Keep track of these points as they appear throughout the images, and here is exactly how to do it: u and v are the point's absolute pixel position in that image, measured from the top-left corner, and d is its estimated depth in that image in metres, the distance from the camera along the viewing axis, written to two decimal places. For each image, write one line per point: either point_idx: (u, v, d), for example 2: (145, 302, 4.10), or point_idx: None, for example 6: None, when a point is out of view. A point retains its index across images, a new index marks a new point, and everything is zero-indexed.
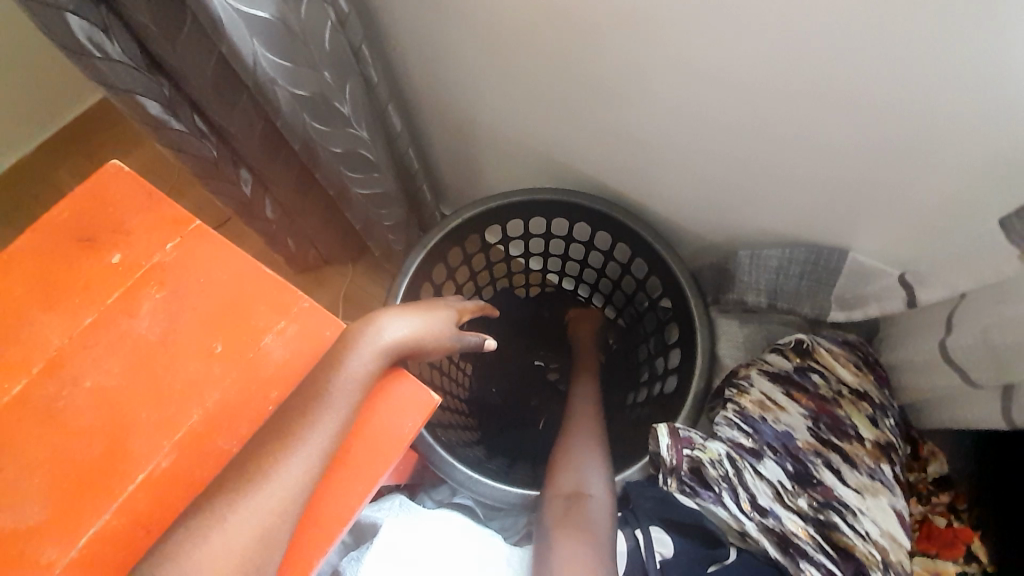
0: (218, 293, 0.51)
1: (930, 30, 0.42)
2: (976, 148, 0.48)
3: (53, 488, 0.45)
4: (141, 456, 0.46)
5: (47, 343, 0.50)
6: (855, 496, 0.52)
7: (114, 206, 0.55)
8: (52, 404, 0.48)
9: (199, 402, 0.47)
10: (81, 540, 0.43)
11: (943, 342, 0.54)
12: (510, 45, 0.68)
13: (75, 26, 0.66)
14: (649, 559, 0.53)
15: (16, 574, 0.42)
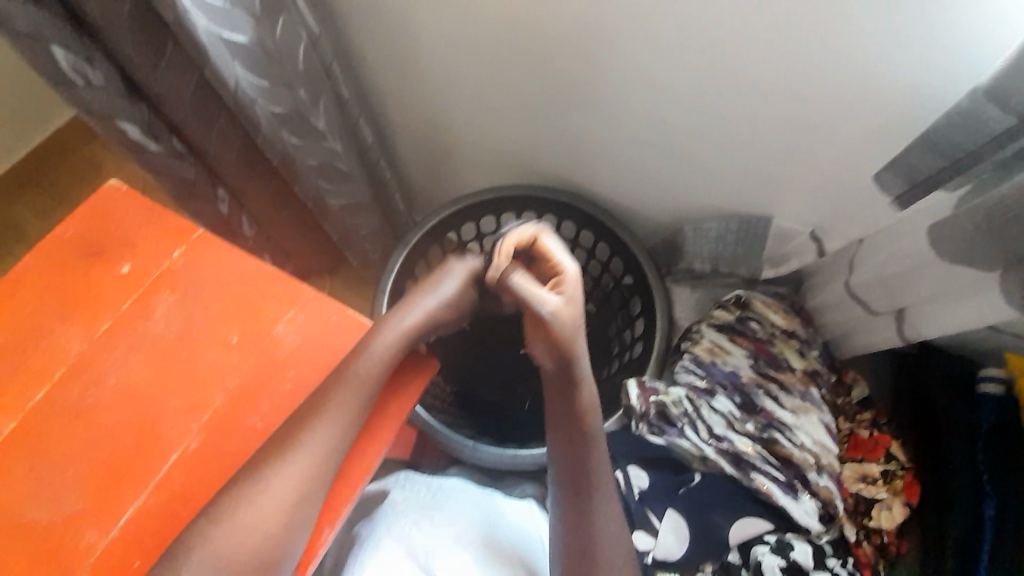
0: (227, 290, 0.57)
1: (809, 28, 0.53)
2: (857, 121, 0.59)
3: (88, 477, 0.49)
4: (171, 439, 0.51)
5: (68, 350, 0.54)
6: (791, 415, 0.63)
7: (115, 223, 0.59)
8: (80, 402, 0.52)
9: (222, 386, 0.53)
10: (123, 518, 0.48)
11: (847, 282, 0.66)
12: (471, 58, 0.76)
13: (59, 57, 0.69)
14: (628, 492, 0.62)
15: (61, 558, 0.46)
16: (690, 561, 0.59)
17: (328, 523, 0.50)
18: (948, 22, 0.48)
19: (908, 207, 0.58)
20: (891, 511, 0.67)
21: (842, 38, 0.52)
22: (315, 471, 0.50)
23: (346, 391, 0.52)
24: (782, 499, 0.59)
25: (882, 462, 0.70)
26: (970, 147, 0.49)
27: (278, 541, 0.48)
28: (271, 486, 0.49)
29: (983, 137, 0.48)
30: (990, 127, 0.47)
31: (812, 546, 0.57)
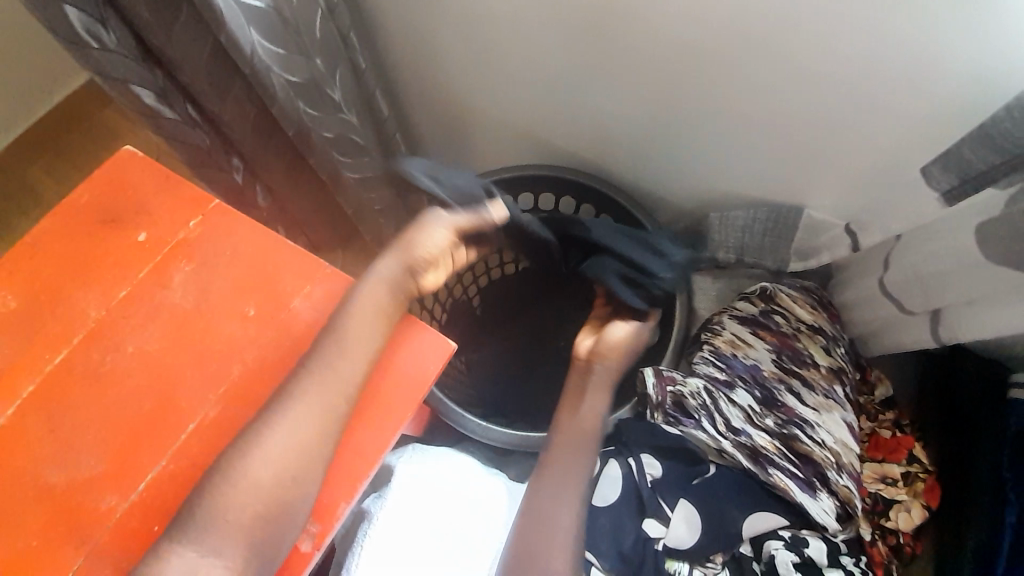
0: (244, 262, 0.56)
1: (860, 9, 0.50)
2: (905, 111, 0.56)
3: (107, 443, 0.49)
4: (188, 409, 0.51)
5: (85, 316, 0.53)
6: (813, 412, 0.62)
7: (132, 190, 0.58)
8: (98, 368, 0.52)
9: (239, 359, 0.53)
10: (141, 485, 0.48)
11: (882, 278, 0.64)
12: (495, 29, 0.73)
13: (74, 18, 0.68)
14: (641, 480, 0.61)
15: (78, 523, 0.46)
16: (701, 552, 0.58)
17: (344, 497, 0.50)
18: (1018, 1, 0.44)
19: (955, 204, 0.55)
20: (909, 513, 0.67)
21: (896, 17, 0.49)
22: (320, 438, 0.50)
23: (345, 366, 0.53)
24: (800, 495, 0.58)
25: (903, 464, 0.69)
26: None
27: (279, 508, 0.49)
28: (275, 449, 0.50)
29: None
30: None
31: (827, 544, 0.57)
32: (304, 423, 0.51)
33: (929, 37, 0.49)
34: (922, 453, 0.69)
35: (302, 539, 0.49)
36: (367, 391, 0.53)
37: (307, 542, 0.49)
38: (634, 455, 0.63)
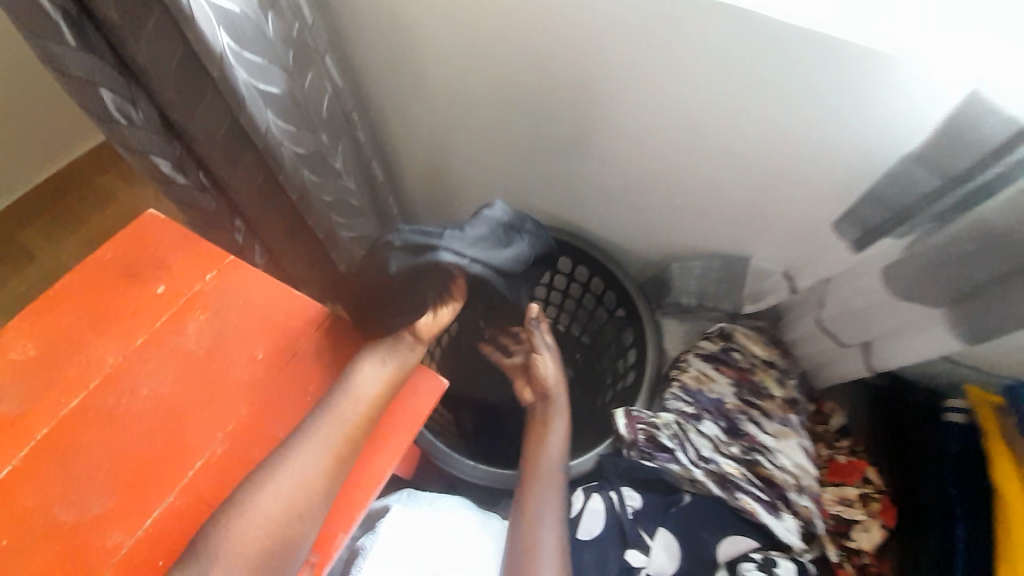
0: (255, 310, 0.62)
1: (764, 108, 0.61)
2: (803, 185, 0.67)
3: (117, 481, 0.52)
4: (196, 447, 0.54)
5: (102, 361, 0.58)
6: (772, 439, 0.68)
7: (154, 248, 0.65)
8: (112, 411, 0.56)
9: (246, 399, 0.57)
10: (148, 521, 0.51)
11: (821, 317, 0.72)
12: (479, 111, 0.85)
13: (107, 99, 0.77)
14: (622, 512, 0.65)
15: (86, 560, 0.49)
16: None
17: (343, 528, 0.54)
18: (887, 108, 0.55)
19: (863, 250, 0.63)
20: (869, 533, 0.71)
21: (787, 106, 0.60)
22: (328, 475, 0.53)
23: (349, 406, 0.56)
24: (766, 516, 0.62)
25: (860, 486, 0.73)
26: (905, 203, 0.56)
27: (288, 539, 0.51)
28: (282, 483, 0.51)
29: (915, 195, 0.55)
30: (919, 187, 0.54)
31: (796, 564, 0.59)
32: (314, 460, 0.53)
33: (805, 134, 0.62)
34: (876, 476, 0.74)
35: (302, 571, 0.52)
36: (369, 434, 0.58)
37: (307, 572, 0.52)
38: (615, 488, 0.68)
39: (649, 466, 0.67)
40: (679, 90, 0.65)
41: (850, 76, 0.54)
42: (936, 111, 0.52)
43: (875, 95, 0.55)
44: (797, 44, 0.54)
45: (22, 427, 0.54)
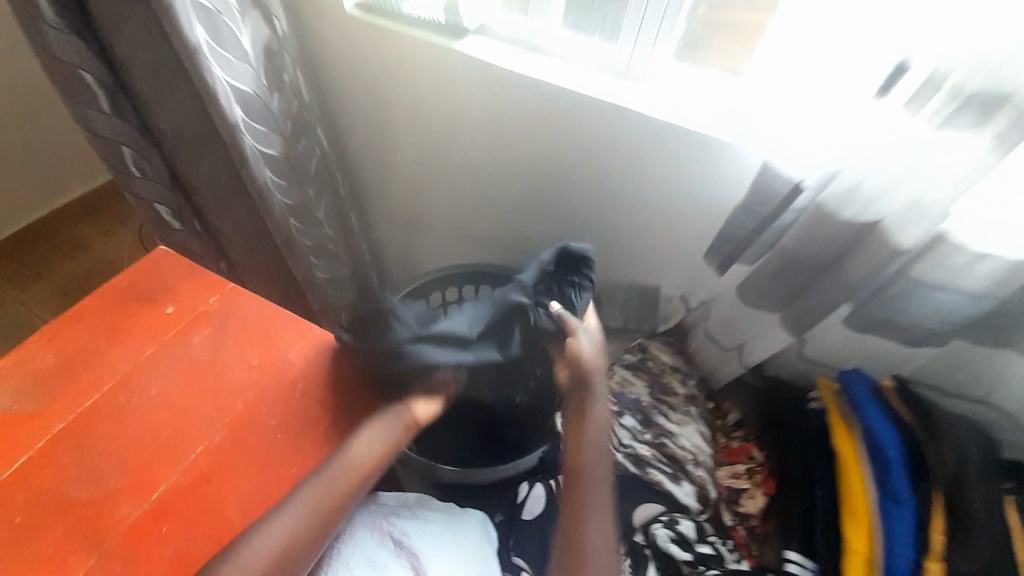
0: (251, 325, 0.73)
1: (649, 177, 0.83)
2: (686, 235, 0.88)
3: (128, 463, 0.61)
4: (197, 436, 0.64)
5: (117, 367, 0.69)
6: (676, 425, 0.83)
7: (166, 276, 0.77)
8: (126, 405, 0.66)
9: (241, 396, 0.67)
10: (153, 496, 0.60)
11: (708, 328, 0.87)
12: (442, 173, 1.04)
13: (126, 156, 0.92)
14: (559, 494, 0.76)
15: (97, 528, 0.58)
16: (609, 550, 0.72)
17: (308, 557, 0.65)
18: (726, 166, 0.74)
19: (727, 271, 0.81)
20: (754, 499, 0.78)
21: (657, 178, 0.82)
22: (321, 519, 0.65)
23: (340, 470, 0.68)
24: (669, 484, 0.77)
25: (746, 461, 0.83)
26: (740, 239, 0.75)
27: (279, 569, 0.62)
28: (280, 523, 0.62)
29: (746, 233, 0.74)
30: (746, 227, 0.73)
31: (694, 523, 0.72)
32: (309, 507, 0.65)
33: (682, 193, 0.82)
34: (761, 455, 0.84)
35: None
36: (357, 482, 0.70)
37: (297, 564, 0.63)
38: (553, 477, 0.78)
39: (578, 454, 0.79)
40: (592, 162, 0.86)
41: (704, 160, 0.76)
42: (750, 165, 0.72)
43: (707, 172, 0.77)
44: (659, 141, 0.77)
45: (42, 424, 0.63)
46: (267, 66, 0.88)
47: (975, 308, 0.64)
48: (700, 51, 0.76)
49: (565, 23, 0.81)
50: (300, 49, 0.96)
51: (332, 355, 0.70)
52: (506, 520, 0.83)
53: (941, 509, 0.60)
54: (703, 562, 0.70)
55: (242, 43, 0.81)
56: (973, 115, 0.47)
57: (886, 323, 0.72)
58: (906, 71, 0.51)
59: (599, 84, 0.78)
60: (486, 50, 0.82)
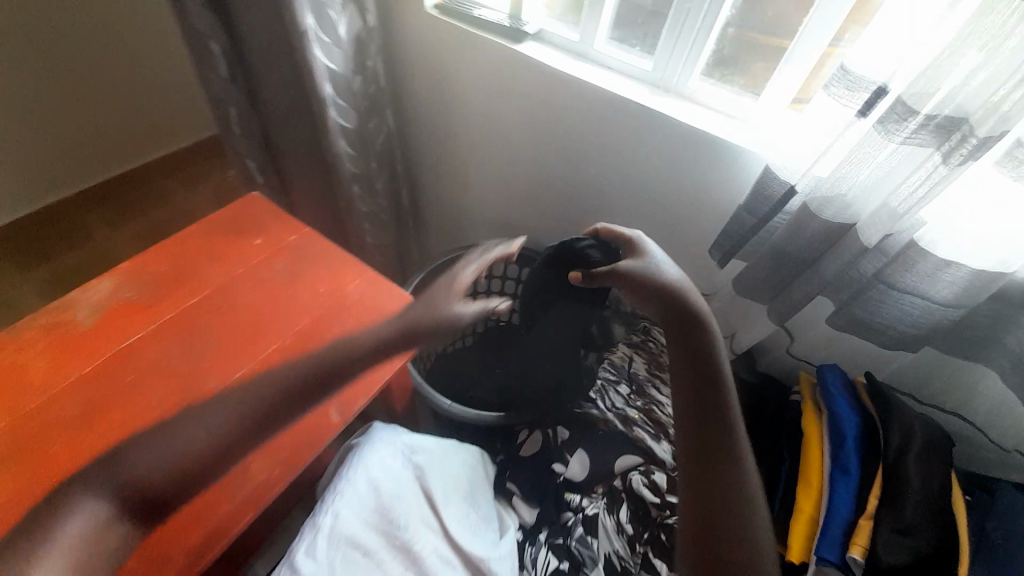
0: (320, 260, 0.86)
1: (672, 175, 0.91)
2: (700, 234, 0.97)
3: (219, 349, 0.74)
4: (274, 337, 0.76)
5: (212, 278, 0.82)
6: (665, 395, 0.92)
7: (253, 214, 0.93)
8: (218, 306, 0.79)
9: (307, 311, 0.79)
10: (234, 375, 0.71)
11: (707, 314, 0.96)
12: (489, 159, 1.18)
13: (233, 115, 1.12)
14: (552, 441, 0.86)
15: (185, 392, 0.69)
16: (589, 486, 0.83)
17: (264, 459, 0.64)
18: (740, 167, 0.82)
19: (725, 263, 0.88)
20: None
21: (679, 181, 0.91)
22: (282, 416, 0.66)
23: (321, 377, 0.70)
24: (649, 441, 0.86)
25: None
26: (742, 235, 0.83)
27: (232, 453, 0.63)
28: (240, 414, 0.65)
29: (747, 230, 0.81)
30: (747, 224, 0.81)
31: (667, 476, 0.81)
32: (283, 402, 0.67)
33: (697, 193, 0.91)
34: None
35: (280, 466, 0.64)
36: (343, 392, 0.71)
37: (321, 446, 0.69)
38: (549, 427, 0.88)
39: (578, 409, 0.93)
40: (622, 158, 0.96)
41: (721, 163, 0.84)
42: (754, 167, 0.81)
43: (723, 181, 0.86)
44: (680, 141, 0.86)
45: (140, 308, 0.77)
46: (355, 52, 1.04)
47: (942, 315, 0.72)
48: (730, 67, 0.85)
49: (609, 38, 0.93)
50: (384, 39, 1.12)
51: (384, 293, 0.83)
52: (505, 458, 0.90)
53: (878, 479, 0.68)
54: (670, 509, 0.78)
55: (338, 32, 0.98)
56: (934, 134, 0.56)
57: (862, 324, 0.80)
58: (886, 94, 0.59)
59: (633, 94, 0.87)
60: (537, 53, 0.94)
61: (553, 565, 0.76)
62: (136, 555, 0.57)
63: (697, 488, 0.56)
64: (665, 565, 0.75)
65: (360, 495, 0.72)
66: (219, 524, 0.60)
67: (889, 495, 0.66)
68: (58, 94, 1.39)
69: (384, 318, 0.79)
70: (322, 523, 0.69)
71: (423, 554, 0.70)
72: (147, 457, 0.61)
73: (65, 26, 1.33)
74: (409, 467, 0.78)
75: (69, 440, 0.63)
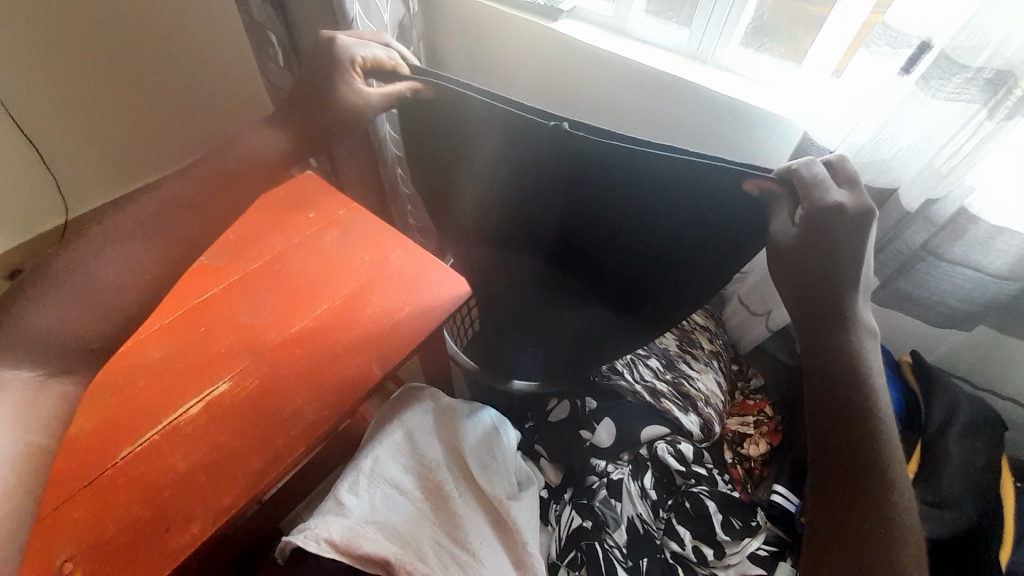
0: (365, 230, 0.90)
1: (712, 147, 0.91)
2: None
3: (275, 308, 0.80)
4: (320, 299, 0.81)
5: (273, 247, 0.86)
6: (696, 371, 0.92)
7: (308, 185, 0.96)
8: (280, 268, 0.84)
9: (347, 276, 0.84)
10: (290, 329, 0.78)
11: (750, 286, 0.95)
12: None
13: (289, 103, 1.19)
14: (584, 411, 0.88)
15: (248, 344, 0.76)
16: (615, 453, 0.85)
17: (123, 266, 0.55)
18: (778, 136, 0.82)
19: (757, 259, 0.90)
20: (757, 445, 0.92)
21: (723, 151, 0.89)
22: (127, 242, 0.56)
23: (155, 194, 0.59)
24: (677, 412, 0.87)
25: (755, 413, 0.95)
26: None
27: (121, 292, 0.54)
28: (99, 267, 0.54)
29: None
30: None
31: (693, 447, 0.85)
32: (137, 245, 0.56)
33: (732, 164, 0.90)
34: (768, 409, 0.95)
35: (350, 407, 0.73)
36: (385, 342, 0.78)
37: (366, 390, 0.74)
38: (581, 398, 0.90)
39: (605, 383, 0.90)
40: (662, 134, 0.96)
41: (762, 138, 0.84)
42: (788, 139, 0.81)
43: (765, 154, 0.85)
44: (721, 113, 0.85)
45: (212, 271, 0.83)
46: (399, 38, 1.09)
47: (997, 288, 0.69)
48: (769, 36, 0.83)
49: (645, 10, 0.93)
50: (425, 24, 1.16)
51: (421, 262, 0.86)
52: (534, 426, 0.91)
53: (916, 456, 0.77)
54: (695, 477, 0.83)
55: (384, 18, 1.01)
56: (981, 88, 0.57)
57: (909, 298, 0.77)
58: (930, 49, 0.61)
59: (670, 66, 0.88)
60: (573, 30, 0.95)
61: (576, 522, 0.79)
62: (210, 477, 0.65)
63: (857, 516, 0.41)
64: (687, 532, 0.79)
65: (397, 443, 0.80)
66: (280, 452, 0.68)
67: (927, 471, 0.75)
68: (140, 88, 1.42)
69: (421, 286, 0.83)
70: (364, 465, 0.77)
71: (454, 499, 0.74)
72: (66, 308, 0.51)
73: (137, 22, 1.31)
74: (440, 426, 0.82)
75: (155, 378, 0.72)
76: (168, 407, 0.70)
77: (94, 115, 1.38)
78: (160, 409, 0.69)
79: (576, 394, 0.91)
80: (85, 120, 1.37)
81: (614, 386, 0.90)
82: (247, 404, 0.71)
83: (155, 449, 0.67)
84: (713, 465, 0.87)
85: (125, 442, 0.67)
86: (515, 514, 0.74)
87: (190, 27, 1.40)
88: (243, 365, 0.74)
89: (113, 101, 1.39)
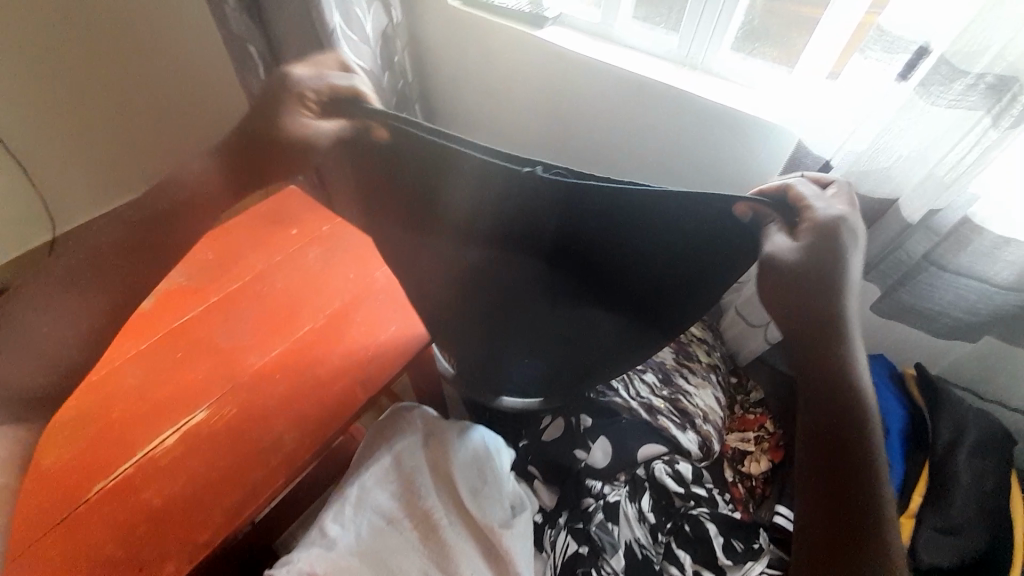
0: (349, 246, 0.87)
1: (705, 155, 0.88)
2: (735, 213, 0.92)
3: (255, 330, 0.77)
4: (302, 320, 0.78)
5: (254, 266, 0.84)
6: (693, 385, 0.90)
7: (290, 201, 0.93)
8: (261, 288, 0.81)
9: (331, 295, 0.81)
10: (271, 353, 0.75)
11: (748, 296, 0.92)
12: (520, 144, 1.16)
13: None
14: (578, 431, 0.85)
15: (228, 369, 0.73)
16: (611, 473, 0.82)
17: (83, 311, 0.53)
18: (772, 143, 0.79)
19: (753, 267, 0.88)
20: (758, 462, 0.89)
21: (716, 159, 0.87)
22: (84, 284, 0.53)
23: (113, 226, 0.56)
24: (675, 430, 0.84)
25: (756, 427, 0.92)
26: None
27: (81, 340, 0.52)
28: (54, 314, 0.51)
29: None
30: None
31: (692, 466, 0.82)
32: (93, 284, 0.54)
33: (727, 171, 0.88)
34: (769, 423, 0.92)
35: (334, 433, 0.70)
36: (371, 364, 0.75)
37: (352, 414, 0.72)
38: (575, 416, 0.87)
39: (600, 400, 0.87)
40: (653, 142, 0.93)
41: (757, 145, 0.81)
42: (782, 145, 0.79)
43: (760, 159, 0.82)
44: (713, 120, 0.83)
45: (191, 292, 0.80)
46: (383, 48, 1.07)
47: (1002, 299, 0.67)
48: (761, 39, 0.81)
49: (633, 16, 0.91)
50: (410, 32, 1.13)
51: None
52: (528, 445, 0.88)
53: (924, 474, 0.74)
54: (695, 499, 0.80)
55: (365, 28, 0.99)
56: (982, 94, 0.55)
57: (910, 309, 0.75)
58: (929, 54, 0.58)
59: (660, 73, 0.85)
60: (560, 38, 0.93)
61: (572, 548, 0.76)
62: (188, 511, 0.63)
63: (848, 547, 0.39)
64: (687, 556, 0.77)
65: (385, 470, 0.77)
66: (261, 483, 0.65)
67: (936, 491, 0.72)
68: (122, 102, 1.39)
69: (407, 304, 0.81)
70: (350, 493, 0.75)
71: (444, 527, 0.72)
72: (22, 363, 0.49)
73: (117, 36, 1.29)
74: (430, 449, 0.79)
75: (132, 408, 0.69)
76: (144, 437, 0.67)
77: (76, 131, 1.34)
78: (136, 438, 0.67)
79: (570, 412, 0.88)
80: (67, 136, 1.34)
81: (609, 403, 0.87)
82: (227, 432, 0.68)
83: (131, 480, 0.64)
84: (712, 484, 0.84)
85: (99, 476, 0.64)
86: (508, 544, 0.71)
87: (172, 39, 1.38)
88: (223, 391, 0.71)
89: (95, 116, 1.36)
